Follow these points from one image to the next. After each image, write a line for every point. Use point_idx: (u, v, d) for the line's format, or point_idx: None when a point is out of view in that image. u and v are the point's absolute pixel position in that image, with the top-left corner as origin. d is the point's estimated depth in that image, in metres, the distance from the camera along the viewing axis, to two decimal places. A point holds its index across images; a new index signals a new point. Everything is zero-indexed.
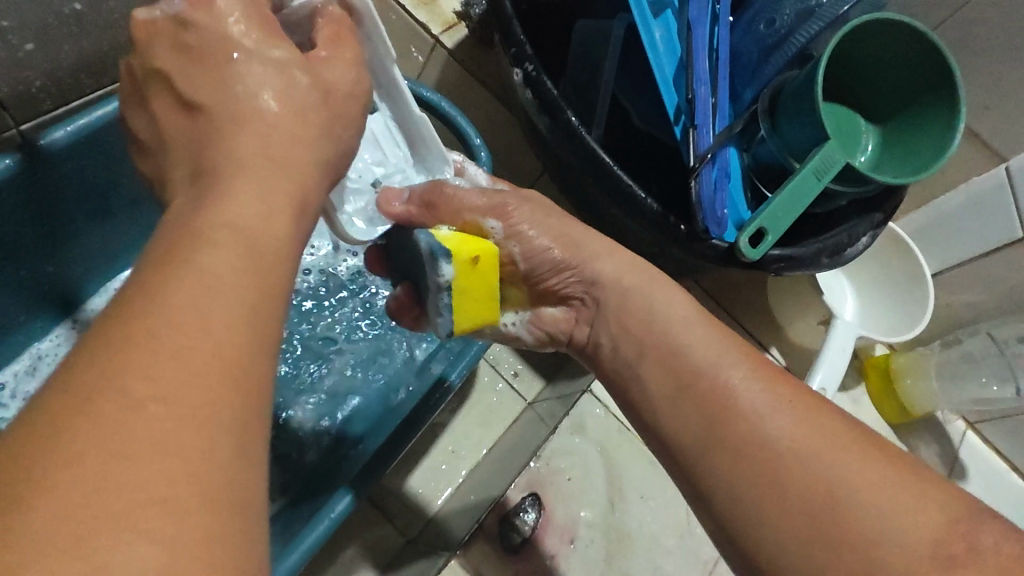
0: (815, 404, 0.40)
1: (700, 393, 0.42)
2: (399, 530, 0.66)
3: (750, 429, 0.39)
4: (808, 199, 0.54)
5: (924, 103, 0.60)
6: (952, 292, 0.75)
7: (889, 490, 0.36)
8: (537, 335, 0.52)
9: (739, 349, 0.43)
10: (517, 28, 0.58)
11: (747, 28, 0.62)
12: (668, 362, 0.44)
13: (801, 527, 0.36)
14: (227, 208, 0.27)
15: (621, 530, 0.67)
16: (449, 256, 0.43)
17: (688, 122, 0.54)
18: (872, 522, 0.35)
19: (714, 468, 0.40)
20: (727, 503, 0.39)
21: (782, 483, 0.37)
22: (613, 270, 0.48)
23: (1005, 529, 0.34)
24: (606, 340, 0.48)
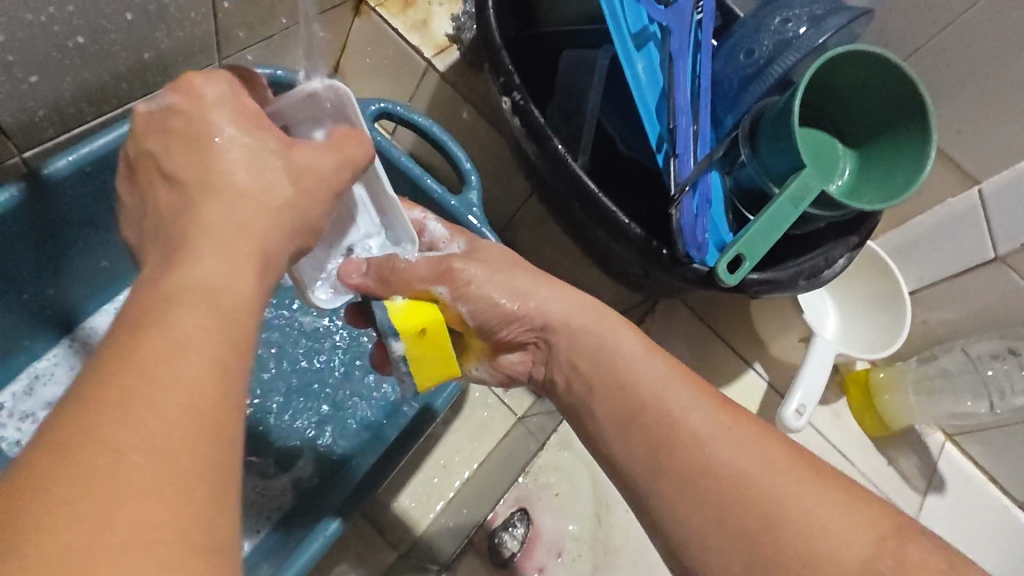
0: (756, 430, 0.43)
1: (646, 423, 0.44)
2: (391, 544, 0.67)
3: (692, 456, 0.42)
4: (784, 225, 0.56)
5: (898, 130, 0.63)
6: (929, 310, 0.77)
7: (824, 511, 0.38)
8: (499, 377, 0.55)
9: (683, 376, 0.45)
10: (506, 58, 0.60)
11: (727, 58, 0.64)
12: (618, 392, 0.46)
13: (734, 547, 0.39)
14: (194, 275, 0.31)
15: (608, 544, 0.69)
16: (396, 332, 0.47)
17: (670, 150, 0.57)
18: (798, 534, 0.38)
19: (672, 487, 0.42)
20: (689, 521, 0.41)
21: (720, 506, 0.40)
22: (562, 311, 0.50)
23: (929, 544, 0.37)
24: (560, 364, 0.50)
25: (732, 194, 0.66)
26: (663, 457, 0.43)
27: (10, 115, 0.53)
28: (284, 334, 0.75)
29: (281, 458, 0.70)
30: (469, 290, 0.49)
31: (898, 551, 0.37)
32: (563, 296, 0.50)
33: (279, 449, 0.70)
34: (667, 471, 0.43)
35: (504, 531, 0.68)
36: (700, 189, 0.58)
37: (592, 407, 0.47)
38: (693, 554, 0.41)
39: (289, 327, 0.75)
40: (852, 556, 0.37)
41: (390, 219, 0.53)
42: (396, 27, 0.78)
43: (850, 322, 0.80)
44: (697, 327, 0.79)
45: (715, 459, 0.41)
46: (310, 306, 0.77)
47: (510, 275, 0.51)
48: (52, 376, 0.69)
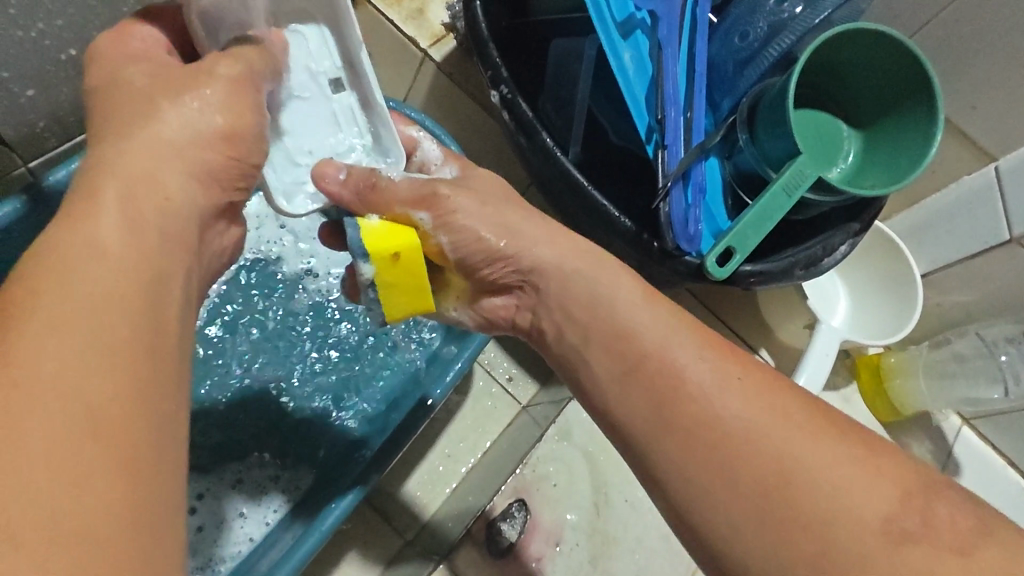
0: (766, 383, 0.40)
1: (648, 374, 0.42)
2: (398, 531, 0.69)
3: (698, 408, 0.40)
4: (778, 215, 0.54)
5: (903, 110, 0.60)
6: (942, 292, 0.75)
7: (842, 467, 0.36)
8: (477, 319, 0.55)
9: (692, 329, 0.44)
10: (494, 51, 0.59)
11: (723, 39, 0.62)
12: (614, 348, 0.45)
13: (747, 502, 0.36)
14: (102, 267, 0.31)
15: (606, 533, 0.70)
16: (366, 254, 0.45)
17: (659, 141, 0.56)
18: (816, 483, 0.35)
19: (670, 451, 0.40)
20: (685, 490, 0.39)
21: (730, 461, 0.38)
22: (552, 256, 0.49)
23: (958, 501, 0.35)
24: (549, 311, 0.49)
25: (731, 180, 0.63)
26: (671, 405, 0.41)
27: (11, 128, 0.55)
28: (288, 319, 0.76)
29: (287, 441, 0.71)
30: (453, 220, 0.49)
31: (924, 508, 0.34)
32: (554, 276, 0.49)
33: (285, 433, 0.71)
34: (666, 433, 0.40)
35: (502, 521, 0.69)
36: (693, 179, 0.57)
37: (590, 362, 0.46)
38: (697, 513, 0.38)
39: (291, 314, 0.76)
40: (871, 511, 0.34)
41: (379, 131, 0.51)
42: (392, 18, 0.78)
43: (861, 306, 0.78)
44: (702, 313, 0.78)
45: (717, 414, 0.39)
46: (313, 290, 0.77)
47: (518, 232, 0.49)
48: None
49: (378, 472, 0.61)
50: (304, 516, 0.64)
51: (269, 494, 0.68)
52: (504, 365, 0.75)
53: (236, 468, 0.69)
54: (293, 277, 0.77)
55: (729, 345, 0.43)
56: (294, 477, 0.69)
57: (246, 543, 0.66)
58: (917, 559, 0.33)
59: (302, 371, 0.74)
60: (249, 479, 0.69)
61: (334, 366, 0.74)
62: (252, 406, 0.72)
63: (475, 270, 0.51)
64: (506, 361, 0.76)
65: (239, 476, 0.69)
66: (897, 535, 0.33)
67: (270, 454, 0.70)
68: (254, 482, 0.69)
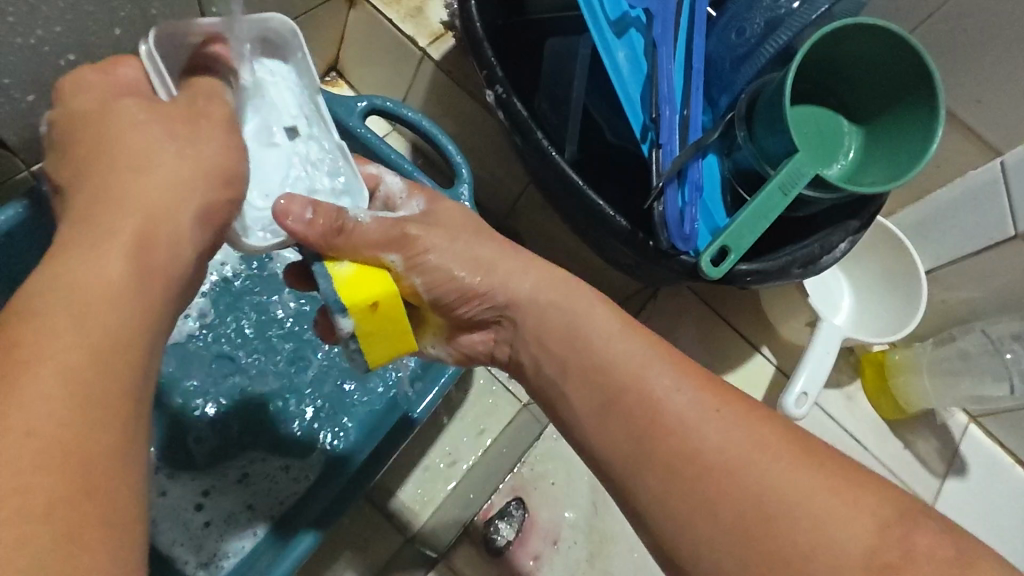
0: (746, 412, 0.41)
1: (627, 408, 0.43)
2: (398, 530, 0.68)
3: (680, 443, 0.40)
4: (774, 214, 0.54)
5: (904, 105, 0.59)
6: (948, 289, 0.74)
7: (821, 499, 0.37)
8: (455, 355, 0.55)
9: (673, 360, 0.44)
10: (489, 50, 0.59)
11: (720, 36, 0.62)
12: (592, 379, 0.45)
13: (728, 536, 0.37)
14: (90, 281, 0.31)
15: (604, 532, 0.70)
16: (343, 309, 0.45)
17: (654, 140, 0.55)
18: (792, 526, 0.36)
19: (650, 484, 0.41)
20: (667, 521, 0.39)
21: (711, 496, 0.38)
22: (530, 287, 0.49)
23: (937, 532, 0.35)
24: (526, 343, 0.49)
25: (730, 177, 0.63)
26: (654, 441, 0.41)
27: (14, 133, 0.56)
28: (280, 331, 0.76)
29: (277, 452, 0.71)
30: (425, 261, 0.48)
31: (904, 539, 0.35)
32: (532, 308, 0.49)
33: (275, 443, 0.71)
34: (646, 467, 0.41)
35: (499, 520, 0.70)
36: (689, 178, 0.57)
37: (570, 393, 0.46)
38: (679, 542, 0.39)
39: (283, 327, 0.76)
40: (851, 544, 0.35)
41: (348, 167, 0.53)
42: (391, 17, 0.78)
43: (865, 303, 0.78)
44: (704, 310, 0.78)
45: (695, 447, 0.40)
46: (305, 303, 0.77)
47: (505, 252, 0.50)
48: None
49: (359, 489, 0.62)
50: (303, 511, 0.64)
51: (271, 491, 0.69)
52: (505, 364, 0.76)
53: (241, 466, 0.70)
54: (286, 289, 0.77)
55: (708, 373, 0.44)
56: (295, 474, 0.70)
57: (249, 539, 0.67)
58: None
59: (304, 371, 0.75)
60: (252, 477, 0.70)
61: (336, 366, 0.75)
62: (255, 406, 0.73)
63: (450, 308, 0.51)
64: None
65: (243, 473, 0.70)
66: (877, 568, 0.34)
67: (273, 451, 0.71)
68: (257, 479, 0.70)
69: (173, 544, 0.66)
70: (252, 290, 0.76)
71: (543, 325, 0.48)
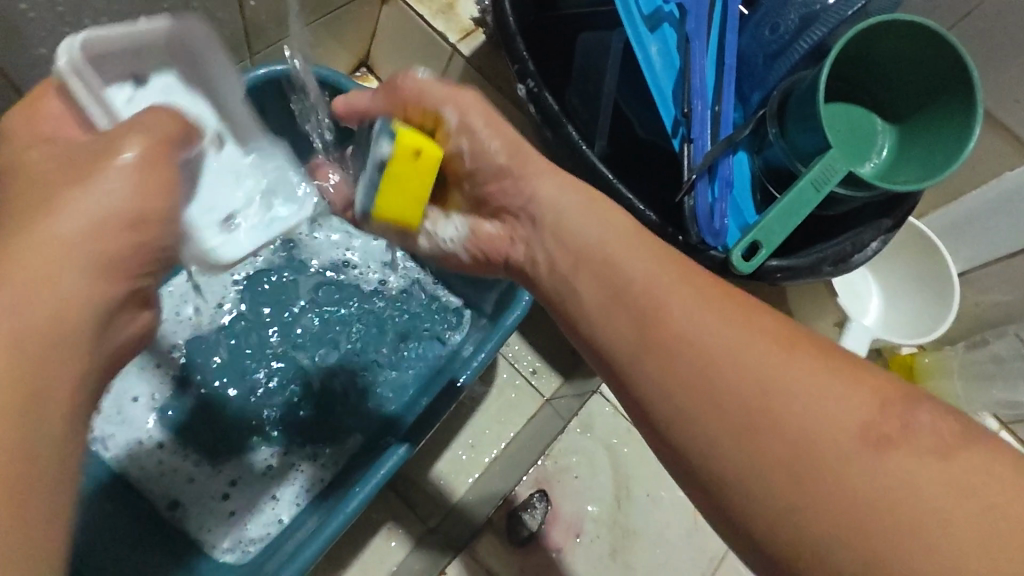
0: (749, 305, 0.37)
1: (632, 301, 0.39)
2: (421, 520, 0.69)
3: (682, 331, 0.37)
4: (807, 209, 0.54)
5: (941, 104, 0.58)
6: (980, 292, 0.73)
7: (822, 384, 0.33)
8: (473, 254, 0.51)
9: (676, 265, 0.40)
10: (521, 45, 0.60)
11: (752, 33, 0.62)
12: (601, 274, 0.42)
13: (730, 423, 0.34)
14: None
15: (627, 527, 0.70)
16: (389, 136, 0.45)
17: (685, 135, 0.55)
18: (798, 417, 0.33)
19: (652, 379, 0.37)
20: (667, 412, 0.36)
21: (713, 385, 0.35)
22: (547, 183, 0.47)
23: (944, 407, 0.32)
24: (541, 237, 0.46)
25: (760, 174, 0.63)
26: (655, 341, 0.37)
27: None
28: (316, 304, 0.78)
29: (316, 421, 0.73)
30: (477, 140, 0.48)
31: (906, 415, 0.32)
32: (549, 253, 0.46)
33: (314, 413, 0.73)
34: (647, 358, 0.37)
35: (523, 511, 0.70)
36: (720, 173, 0.57)
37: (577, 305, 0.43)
38: (681, 435, 0.35)
39: (318, 301, 0.78)
40: (849, 418, 0.32)
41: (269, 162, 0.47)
42: (422, 14, 0.79)
43: (895, 305, 0.77)
44: None
45: (696, 334, 0.36)
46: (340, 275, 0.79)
47: (511, 172, 0.47)
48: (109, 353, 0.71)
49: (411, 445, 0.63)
50: (328, 498, 0.65)
51: (296, 479, 0.70)
52: (528, 359, 0.76)
53: (268, 452, 0.71)
54: (322, 263, 0.79)
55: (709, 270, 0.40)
56: (320, 462, 0.71)
57: (274, 527, 0.68)
58: (896, 460, 0.30)
59: (329, 360, 0.76)
60: (278, 464, 0.71)
61: (360, 355, 0.76)
62: (280, 392, 0.73)
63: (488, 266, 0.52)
64: (531, 355, 0.76)
65: (269, 460, 0.71)
66: (880, 447, 0.31)
67: (298, 440, 0.72)
68: (283, 466, 0.71)
69: (202, 529, 0.67)
70: (280, 279, 0.78)
71: (554, 239, 0.45)
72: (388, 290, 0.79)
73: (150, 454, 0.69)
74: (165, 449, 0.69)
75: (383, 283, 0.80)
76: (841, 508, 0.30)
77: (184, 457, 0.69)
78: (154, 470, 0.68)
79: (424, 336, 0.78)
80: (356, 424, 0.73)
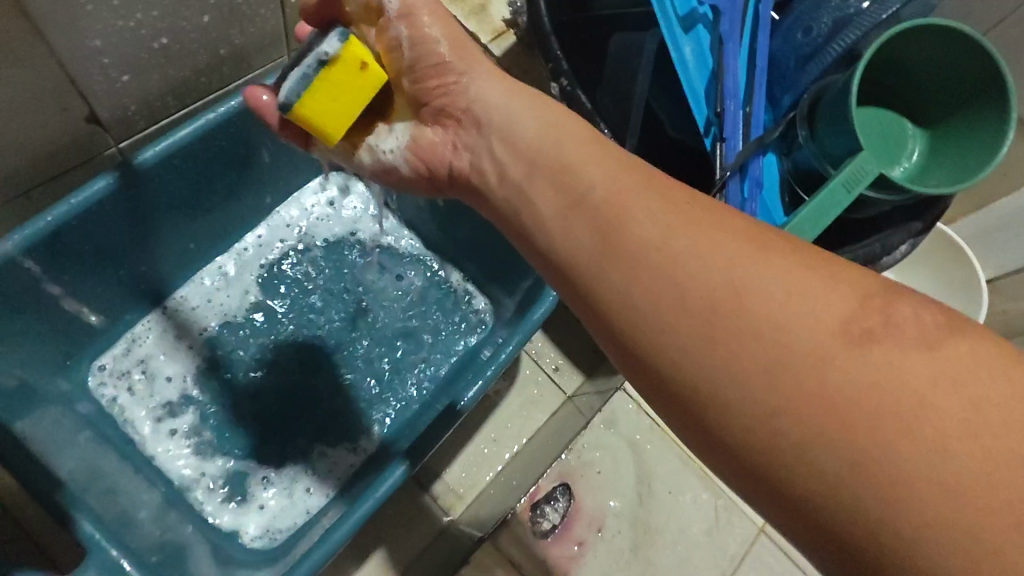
0: (716, 207, 0.34)
1: (592, 204, 0.36)
2: (444, 509, 0.71)
3: (646, 235, 0.34)
4: (837, 211, 0.54)
5: (973, 108, 0.59)
6: (1009, 300, 0.73)
7: (797, 280, 0.30)
8: (412, 162, 0.49)
9: (639, 172, 0.37)
10: (555, 44, 0.61)
11: (784, 37, 0.62)
12: (557, 179, 0.38)
13: (694, 324, 0.31)
14: None
15: (649, 524, 0.71)
16: (341, 36, 0.43)
17: (717, 134, 0.56)
18: (769, 313, 0.30)
19: (612, 287, 0.34)
20: (626, 319, 0.33)
21: (677, 286, 0.32)
22: (497, 94, 0.44)
23: (925, 299, 0.29)
24: (491, 143, 0.43)
25: (789, 176, 0.63)
26: (617, 250, 0.34)
27: (107, 110, 0.60)
28: (334, 296, 0.79)
29: (328, 414, 0.74)
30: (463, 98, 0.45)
31: (885, 307, 0.29)
32: None
33: (326, 403, 0.74)
34: (606, 264, 0.34)
35: (546, 503, 0.69)
36: (749, 174, 0.57)
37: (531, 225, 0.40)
38: (642, 342, 0.32)
39: (338, 294, 0.79)
40: (825, 316, 0.29)
41: None
42: (455, 14, 0.80)
43: None
44: None
45: (658, 237, 0.33)
46: (365, 270, 0.80)
47: (483, 93, 0.44)
48: (147, 340, 0.73)
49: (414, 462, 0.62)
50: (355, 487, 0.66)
51: (323, 467, 0.71)
52: (551, 356, 0.77)
53: (295, 438, 0.72)
54: (347, 257, 0.80)
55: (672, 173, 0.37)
56: (347, 451, 0.73)
57: (302, 516, 0.69)
58: (877, 356, 0.28)
59: (355, 351, 0.77)
60: (305, 451, 0.72)
61: (384, 346, 0.78)
62: (305, 380, 0.75)
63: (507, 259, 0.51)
64: (553, 352, 0.77)
65: (297, 448, 0.72)
66: (854, 337, 0.29)
67: (323, 428, 0.73)
68: (310, 454, 0.72)
69: (231, 514, 0.68)
70: (308, 271, 0.79)
71: (503, 143, 0.42)
72: (412, 283, 0.80)
73: (181, 440, 0.70)
74: (197, 433, 0.71)
75: (406, 280, 0.81)
76: (825, 407, 0.28)
77: (214, 442, 0.71)
78: (185, 454, 0.70)
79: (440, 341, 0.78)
80: (381, 414, 0.75)
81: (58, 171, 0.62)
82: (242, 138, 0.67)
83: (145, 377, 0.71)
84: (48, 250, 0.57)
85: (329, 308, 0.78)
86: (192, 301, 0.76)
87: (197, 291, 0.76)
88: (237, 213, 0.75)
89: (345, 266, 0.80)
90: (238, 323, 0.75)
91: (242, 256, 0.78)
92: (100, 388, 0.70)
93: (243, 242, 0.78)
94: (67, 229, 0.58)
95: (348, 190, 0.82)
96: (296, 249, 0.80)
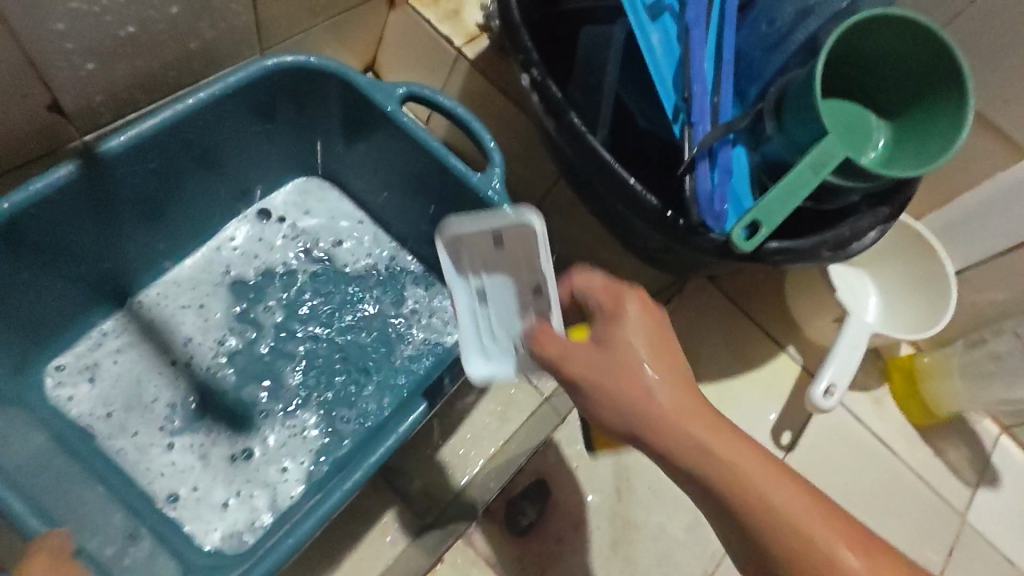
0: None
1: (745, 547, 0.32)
2: (419, 516, 0.68)
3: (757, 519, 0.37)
4: (803, 194, 0.54)
5: (929, 99, 0.60)
6: (979, 290, 0.74)
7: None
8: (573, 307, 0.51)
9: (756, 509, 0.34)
10: (525, 36, 0.61)
11: (751, 28, 0.63)
12: None
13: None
14: None
15: (627, 519, 0.68)
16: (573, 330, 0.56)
17: (686, 119, 0.57)
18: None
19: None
20: None
21: None
22: None
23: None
24: None
25: (760, 171, 0.61)
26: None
27: (70, 99, 0.58)
28: (315, 298, 0.78)
29: (302, 418, 0.72)
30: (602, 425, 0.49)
31: None
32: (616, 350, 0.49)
33: (304, 404, 0.73)
34: None
35: (521, 501, 0.68)
36: (720, 160, 0.57)
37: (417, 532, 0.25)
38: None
39: (320, 296, 0.78)
40: None
41: None
42: (429, 18, 0.81)
43: (894, 306, 0.76)
44: (722, 311, 0.76)
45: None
46: (345, 273, 0.79)
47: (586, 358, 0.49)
48: (112, 339, 0.72)
49: (379, 459, 0.61)
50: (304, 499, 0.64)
51: (276, 476, 0.69)
52: None
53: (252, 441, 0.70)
54: (328, 256, 0.80)
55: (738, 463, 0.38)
56: (307, 461, 0.70)
57: (251, 531, 0.67)
58: None
59: (327, 359, 0.76)
60: (263, 459, 0.70)
61: (357, 359, 0.76)
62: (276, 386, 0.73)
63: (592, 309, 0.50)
64: None
65: (258, 451, 0.70)
66: None
67: (273, 439, 0.71)
68: (275, 458, 0.70)
69: (181, 521, 0.66)
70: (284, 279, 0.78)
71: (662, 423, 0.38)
72: (387, 296, 0.79)
73: (149, 449, 0.68)
74: (160, 434, 0.69)
75: (388, 281, 0.80)
76: None
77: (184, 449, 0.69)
78: (139, 462, 0.68)
79: (422, 337, 0.78)
80: (344, 431, 0.73)
81: (17, 161, 0.60)
82: (222, 133, 0.68)
83: (104, 377, 0.70)
84: (6, 239, 0.57)
85: (311, 310, 0.77)
86: (162, 302, 0.74)
87: (166, 288, 0.75)
88: (207, 211, 0.75)
89: (323, 265, 0.79)
90: (212, 324, 0.74)
91: (211, 257, 0.77)
92: (58, 387, 0.68)
93: (214, 242, 0.77)
94: (26, 217, 0.57)
95: (330, 197, 0.82)
96: (281, 253, 0.79)
